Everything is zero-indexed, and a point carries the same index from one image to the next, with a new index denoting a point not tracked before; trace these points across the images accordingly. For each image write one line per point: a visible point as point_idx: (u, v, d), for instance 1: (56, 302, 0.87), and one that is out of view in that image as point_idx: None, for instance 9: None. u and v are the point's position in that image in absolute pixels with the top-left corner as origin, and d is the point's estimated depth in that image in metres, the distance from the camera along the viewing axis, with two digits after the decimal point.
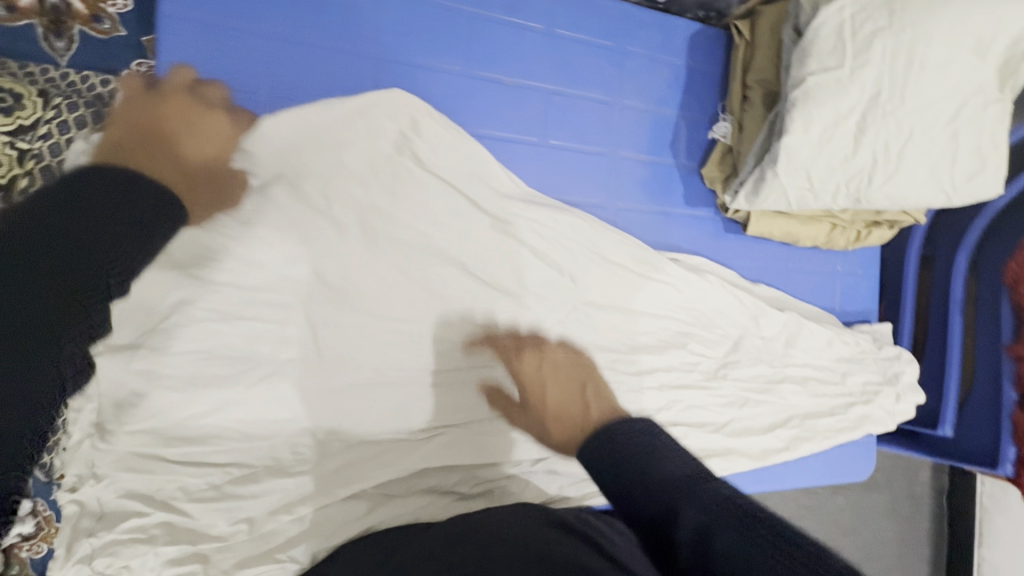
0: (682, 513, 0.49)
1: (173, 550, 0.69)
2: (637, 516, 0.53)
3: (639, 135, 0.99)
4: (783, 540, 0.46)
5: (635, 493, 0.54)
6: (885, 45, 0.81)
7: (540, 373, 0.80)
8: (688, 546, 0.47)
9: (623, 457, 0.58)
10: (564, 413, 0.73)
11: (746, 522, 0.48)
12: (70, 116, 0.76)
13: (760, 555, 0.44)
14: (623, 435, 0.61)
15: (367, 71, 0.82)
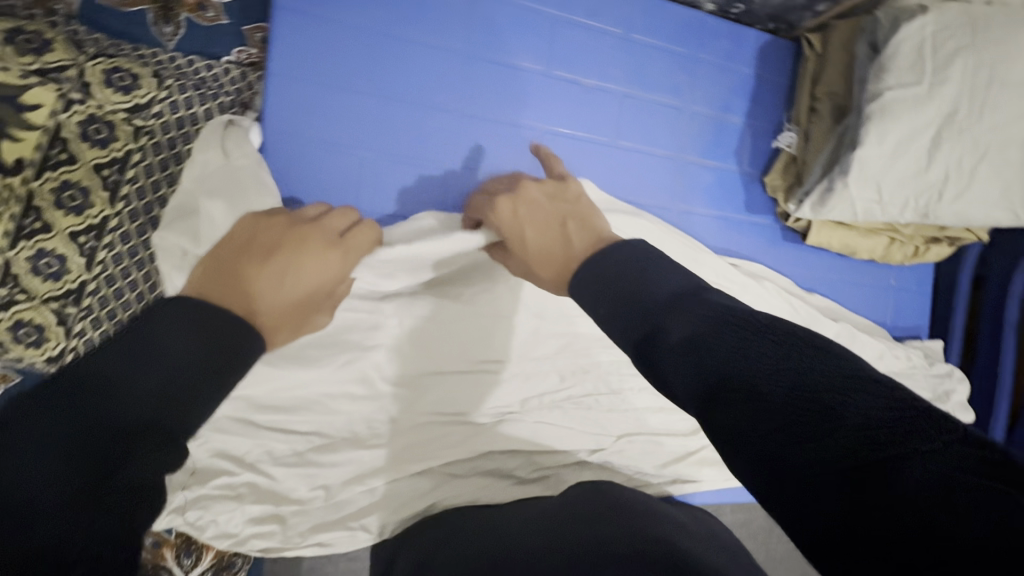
0: (679, 331, 0.46)
1: (258, 510, 0.74)
2: (629, 338, 0.50)
3: (705, 141, 1.01)
4: (800, 347, 0.42)
5: (635, 314, 0.50)
6: (966, 64, 0.82)
7: (515, 219, 0.70)
8: (685, 360, 0.44)
9: (608, 282, 0.54)
10: (551, 251, 0.66)
11: (756, 334, 0.43)
12: (180, 98, 0.83)
13: (772, 360, 0.41)
14: (613, 258, 0.56)
15: (455, 66, 0.86)
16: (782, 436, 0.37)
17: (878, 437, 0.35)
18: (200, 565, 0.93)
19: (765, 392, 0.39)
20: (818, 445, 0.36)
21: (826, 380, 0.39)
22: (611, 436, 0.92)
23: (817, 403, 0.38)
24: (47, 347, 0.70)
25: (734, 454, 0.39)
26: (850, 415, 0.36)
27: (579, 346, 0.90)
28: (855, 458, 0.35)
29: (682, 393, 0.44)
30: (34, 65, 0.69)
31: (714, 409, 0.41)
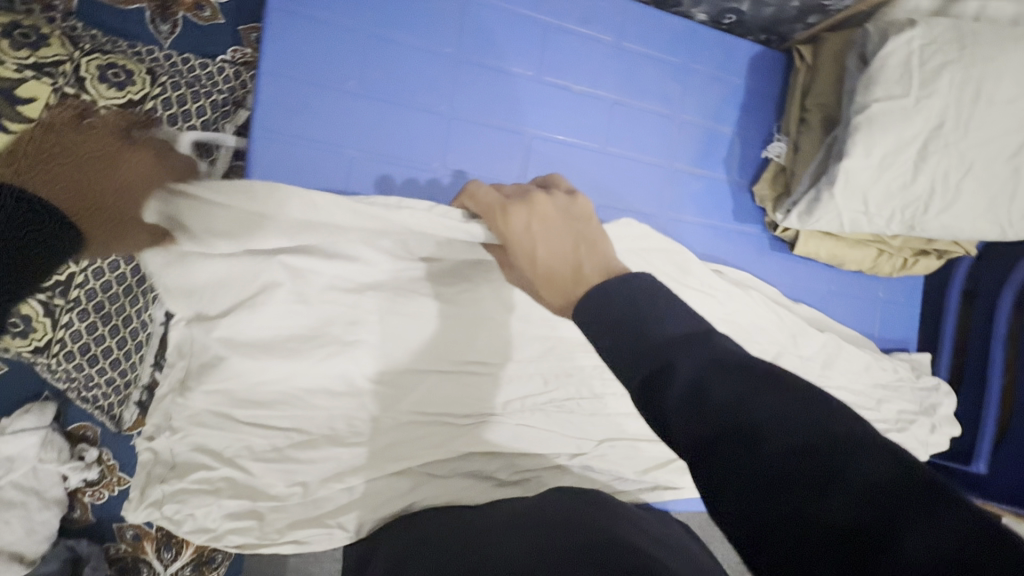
0: (685, 371, 0.41)
1: (234, 505, 0.73)
2: (629, 374, 0.44)
3: (695, 149, 1.02)
4: (804, 397, 0.39)
5: (633, 351, 0.44)
6: (953, 77, 0.82)
7: (528, 232, 0.64)
8: (688, 404, 0.40)
9: (606, 308, 0.47)
10: (555, 273, 0.59)
11: (761, 377, 0.40)
12: (173, 94, 0.84)
13: (778, 408, 0.38)
14: (620, 286, 0.48)
15: (446, 70, 0.87)
16: (775, 489, 0.35)
17: (882, 506, 0.33)
18: (179, 560, 0.94)
19: (766, 445, 0.37)
20: (809, 502, 0.34)
21: (827, 436, 0.36)
22: (593, 440, 0.92)
23: (817, 459, 0.35)
24: (34, 338, 0.79)
25: (722, 504, 0.37)
26: (850, 476, 0.34)
27: (562, 350, 0.90)
28: (850, 522, 0.33)
29: (679, 435, 0.40)
30: (29, 61, 0.73)
31: (708, 454, 0.38)
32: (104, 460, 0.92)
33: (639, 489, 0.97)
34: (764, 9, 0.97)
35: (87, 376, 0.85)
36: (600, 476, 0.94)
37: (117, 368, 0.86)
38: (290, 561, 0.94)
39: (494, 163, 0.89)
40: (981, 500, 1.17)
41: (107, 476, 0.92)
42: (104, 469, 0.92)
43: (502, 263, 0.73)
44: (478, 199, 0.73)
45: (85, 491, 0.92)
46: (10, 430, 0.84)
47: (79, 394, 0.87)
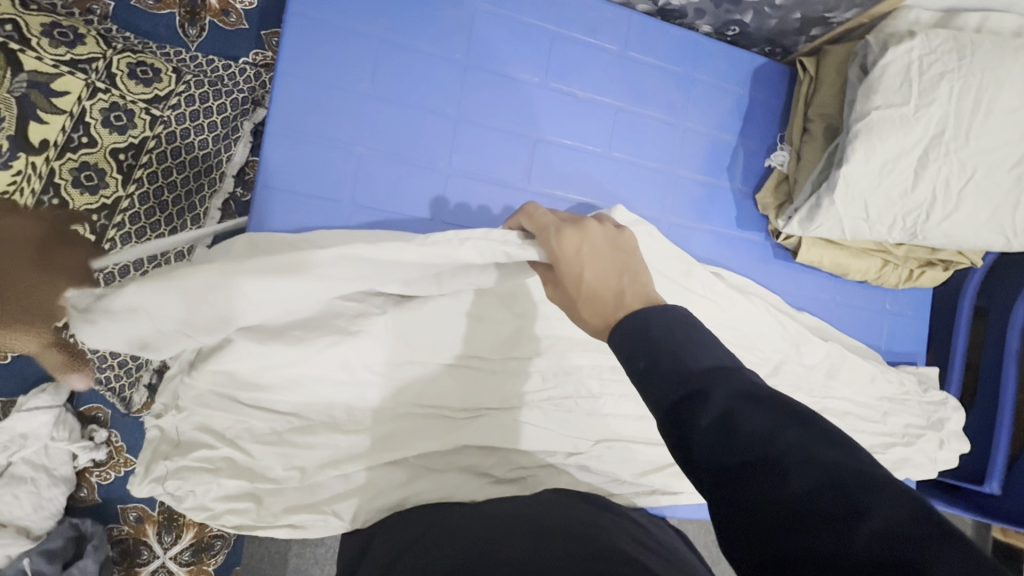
0: (719, 400, 0.41)
1: (234, 485, 0.75)
2: (658, 398, 0.44)
3: (698, 157, 1.03)
4: (829, 435, 0.39)
5: (667, 379, 0.44)
6: (953, 87, 0.84)
7: (579, 256, 0.62)
8: (716, 432, 0.40)
9: (639, 336, 0.48)
10: (599, 297, 0.58)
11: (790, 412, 0.40)
12: (196, 92, 0.88)
13: (807, 445, 0.38)
14: (663, 321, 0.48)
15: (454, 75, 0.90)
16: (796, 523, 0.35)
17: (904, 549, 0.32)
18: (180, 543, 0.96)
19: (793, 477, 0.37)
20: (832, 541, 0.34)
21: (853, 477, 0.36)
22: (590, 440, 0.92)
23: (840, 496, 0.35)
24: None
25: (744, 534, 0.37)
26: (873, 516, 0.34)
27: (561, 348, 0.91)
28: (872, 563, 0.32)
29: (702, 461, 0.40)
30: (66, 58, 0.81)
31: (731, 482, 0.38)
32: (112, 441, 0.94)
33: (636, 492, 0.95)
34: (768, 21, 0.99)
35: (99, 356, 0.89)
36: (597, 477, 0.93)
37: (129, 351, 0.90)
38: (292, 562, 0.95)
39: (499, 164, 0.92)
40: (993, 523, 1.14)
41: (114, 457, 0.94)
42: (112, 450, 0.94)
43: (547, 281, 0.68)
44: (532, 216, 0.71)
45: (92, 471, 0.94)
46: (25, 407, 0.88)
47: (92, 375, 0.91)
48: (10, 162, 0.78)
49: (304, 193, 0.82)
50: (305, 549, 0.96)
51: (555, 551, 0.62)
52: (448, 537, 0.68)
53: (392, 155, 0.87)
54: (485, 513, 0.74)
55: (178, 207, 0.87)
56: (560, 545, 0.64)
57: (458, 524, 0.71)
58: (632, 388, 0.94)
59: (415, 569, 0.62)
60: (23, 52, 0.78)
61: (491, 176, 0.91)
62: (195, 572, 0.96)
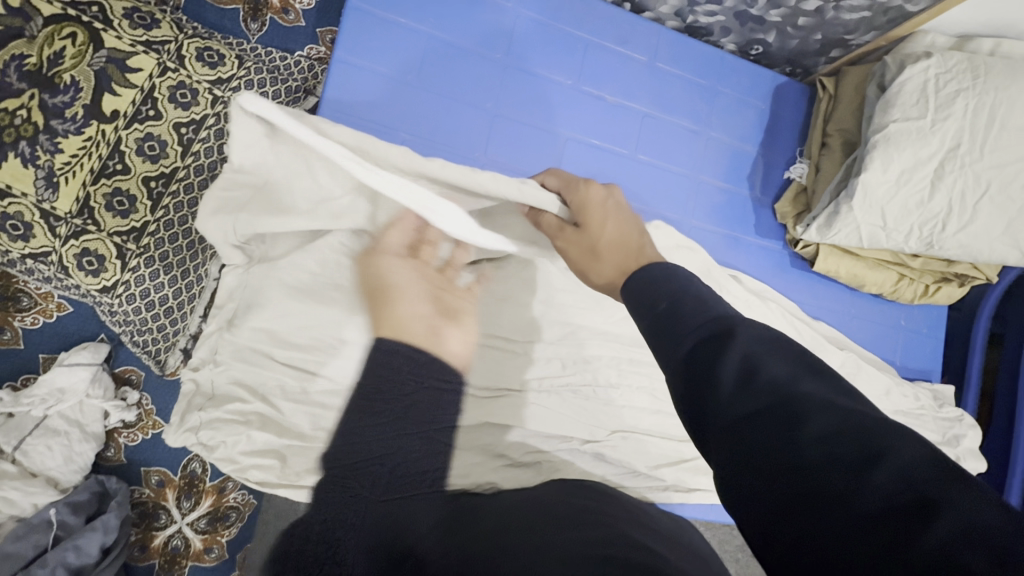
0: (737, 347, 0.43)
1: (262, 440, 0.79)
2: (674, 347, 0.45)
3: (721, 164, 1.08)
4: (839, 386, 0.41)
5: (684, 326, 0.46)
6: (968, 103, 0.88)
7: (604, 206, 0.69)
8: (737, 379, 0.41)
9: (660, 287, 0.51)
10: (623, 243, 0.64)
11: (807, 364, 0.42)
12: (255, 77, 0.95)
13: (823, 392, 0.40)
14: (685, 276, 0.51)
15: (494, 72, 0.96)
16: (810, 464, 0.37)
17: (915, 489, 0.34)
18: (197, 510, 1.00)
19: (810, 421, 0.38)
20: (848, 480, 0.35)
21: (871, 422, 0.38)
22: (605, 430, 0.93)
23: (858, 438, 0.37)
24: (104, 277, 0.89)
25: (755, 473, 0.38)
26: (890, 457, 0.36)
27: (582, 335, 0.94)
28: (882, 498, 0.34)
29: (718, 406, 0.41)
30: (142, 39, 0.88)
31: (747, 427, 0.39)
32: (141, 404, 1.00)
33: (648, 487, 0.96)
34: (789, 42, 1.05)
35: (141, 320, 0.92)
36: (612, 468, 0.93)
37: (168, 317, 0.92)
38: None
39: (529, 156, 0.97)
40: None
41: (142, 420, 0.99)
42: (141, 413, 1.00)
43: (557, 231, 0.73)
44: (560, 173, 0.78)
45: (121, 432, 0.99)
46: (66, 362, 0.93)
47: (130, 338, 0.94)
48: (81, 129, 0.86)
49: None
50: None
51: (570, 539, 0.57)
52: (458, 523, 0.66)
53: (430, 140, 0.92)
54: (496, 501, 0.72)
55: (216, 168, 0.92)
56: (577, 534, 0.59)
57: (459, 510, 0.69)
58: (649, 381, 0.96)
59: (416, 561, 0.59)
60: (106, 31, 0.87)
61: (521, 166, 0.97)
62: (208, 541, 1.00)
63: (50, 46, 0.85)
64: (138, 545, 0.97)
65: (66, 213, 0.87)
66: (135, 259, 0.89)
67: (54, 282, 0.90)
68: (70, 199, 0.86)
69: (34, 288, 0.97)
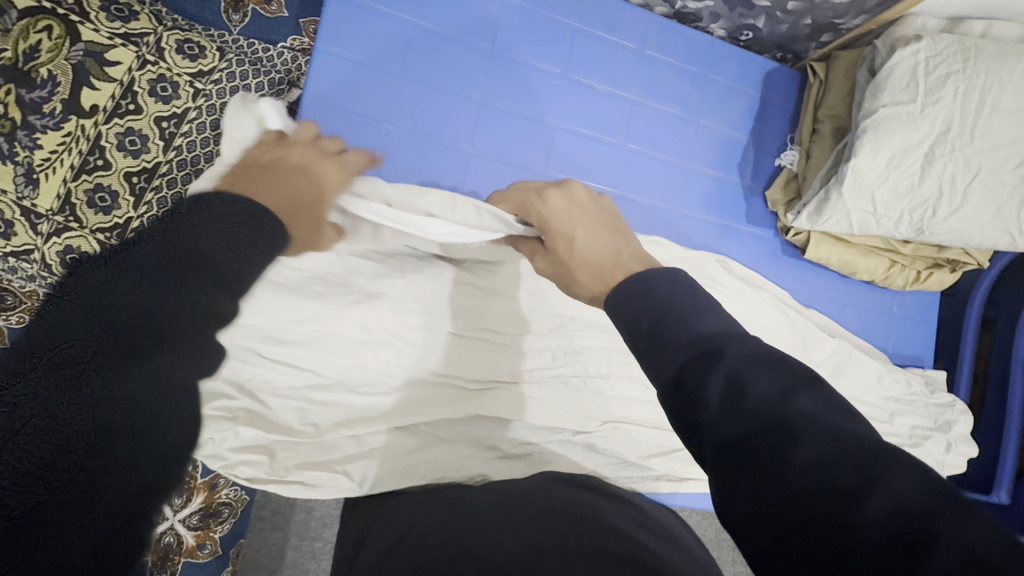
0: (726, 364, 0.38)
1: (249, 436, 0.79)
2: (660, 366, 0.42)
3: (711, 153, 1.07)
4: (836, 404, 0.37)
5: (667, 342, 0.42)
6: (958, 87, 0.87)
7: (567, 215, 0.66)
8: (725, 399, 0.37)
9: (642, 301, 0.45)
10: (593, 260, 0.61)
11: (799, 375, 0.38)
12: (236, 69, 0.95)
13: (819, 411, 0.36)
14: (671, 280, 0.46)
15: (479, 62, 0.95)
16: (800, 489, 0.33)
17: (913, 517, 0.30)
18: (189, 506, 1.02)
19: (801, 441, 0.34)
20: (840, 508, 0.32)
21: (867, 444, 0.34)
22: (596, 420, 0.93)
23: (851, 462, 0.33)
24: None
25: (747, 496, 0.35)
26: (886, 484, 0.32)
27: (572, 326, 0.94)
28: (879, 533, 0.30)
29: (706, 426, 0.37)
30: (120, 31, 0.88)
31: (736, 447, 0.36)
32: None
33: (641, 476, 0.96)
34: (779, 27, 1.04)
35: None
36: (603, 459, 0.94)
37: None
38: (290, 554, 1.06)
39: (517, 145, 0.96)
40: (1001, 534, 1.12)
41: None
42: None
43: (534, 251, 0.71)
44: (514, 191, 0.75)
45: None
46: None
47: None
48: (60, 124, 0.86)
49: None
50: (303, 544, 1.08)
51: (550, 531, 0.58)
52: (444, 516, 0.66)
53: (416, 129, 0.91)
54: (484, 492, 0.72)
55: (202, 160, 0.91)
56: (552, 526, 0.59)
57: (447, 506, 0.69)
58: (639, 371, 0.96)
59: (406, 558, 0.58)
60: (82, 24, 0.86)
61: (509, 156, 0.96)
62: (201, 536, 1.02)
63: (25, 40, 0.84)
64: None
65: (47, 210, 0.86)
66: None
67: (37, 281, 0.88)
68: (51, 197, 0.86)
69: None
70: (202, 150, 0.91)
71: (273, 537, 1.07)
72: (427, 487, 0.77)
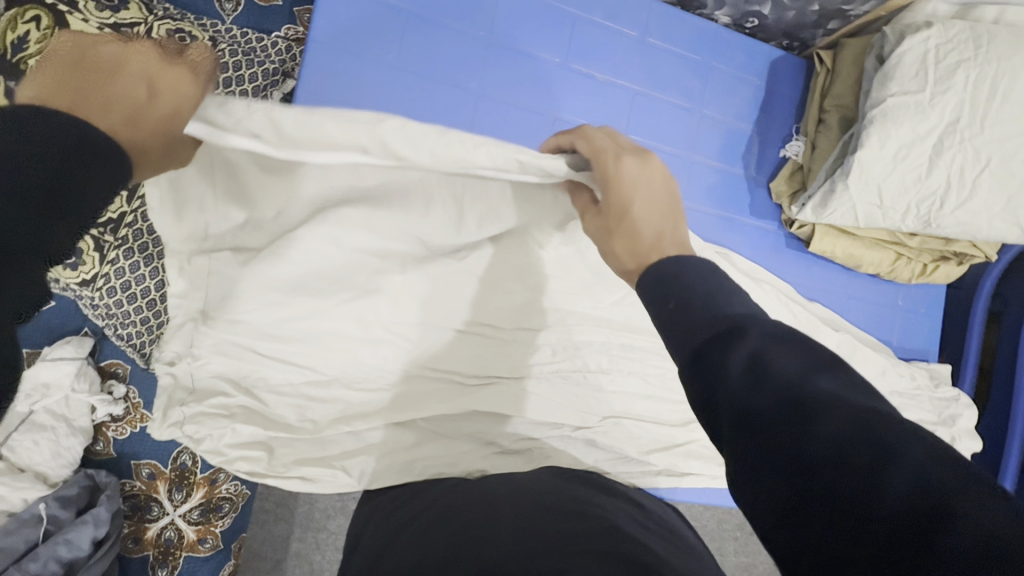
0: (749, 344, 0.39)
1: (247, 432, 0.79)
2: (684, 343, 0.43)
3: (715, 144, 1.05)
4: (856, 385, 0.37)
5: (692, 323, 0.43)
6: (969, 75, 0.85)
7: (635, 186, 0.59)
8: (746, 376, 0.38)
9: (672, 284, 0.46)
10: (639, 240, 0.57)
11: (820, 356, 0.38)
12: (229, 60, 0.95)
13: (840, 392, 0.36)
14: (701, 271, 0.46)
15: (478, 52, 0.93)
16: (815, 461, 0.34)
17: (926, 493, 0.31)
18: (189, 501, 1.03)
19: (818, 414, 0.35)
20: (854, 481, 0.32)
21: (887, 427, 0.34)
22: (597, 416, 0.92)
23: (868, 440, 0.33)
24: (84, 270, 0.91)
25: (762, 467, 0.35)
26: (901, 461, 0.32)
27: (574, 322, 0.92)
28: (890, 506, 0.32)
29: (725, 400, 0.38)
30: (110, 21, 0.90)
31: (753, 420, 0.36)
32: (129, 397, 1.00)
33: (641, 472, 0.95)
34: (785, 14, 1.02)
35: (124, 312, 0.93)
36: (603, 454, 0.93)
37: (150, 309, 0.92)
38: (293, 546, 1.05)
39: (516, 136, 0.94)
40: None
41: (130, 413, 1.01)
42: (128, 406, 1.00)
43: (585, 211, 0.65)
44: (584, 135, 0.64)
45: (109, 426, 1.00)
46: (50, 357, 0.94)
47: (114, 331, 0.95)
48: None
49: None
50: (307, 534, 1.06)
51: (547, 529, 0.57)
52: (443, 513, 0.66)
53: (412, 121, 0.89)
54: (484, 487, 0.72)
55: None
56: (549, 524, 0.58)
57: (445, 502, 0.69)
58: (640, 366, 0.95)
59: (402, 554, 0.58)
60: (71, 14, 0.89)
61: (508, 147, 0.94)
62: (203, 531, 1.02)
63: (13, 32, 0.87)
64: (132, 537, 1.00)
65: None
66: (112, 251, 0.91)
67: None
68: None
69: None
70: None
71: (277, 529, 1.05)
72: (427, 483, 0.77)
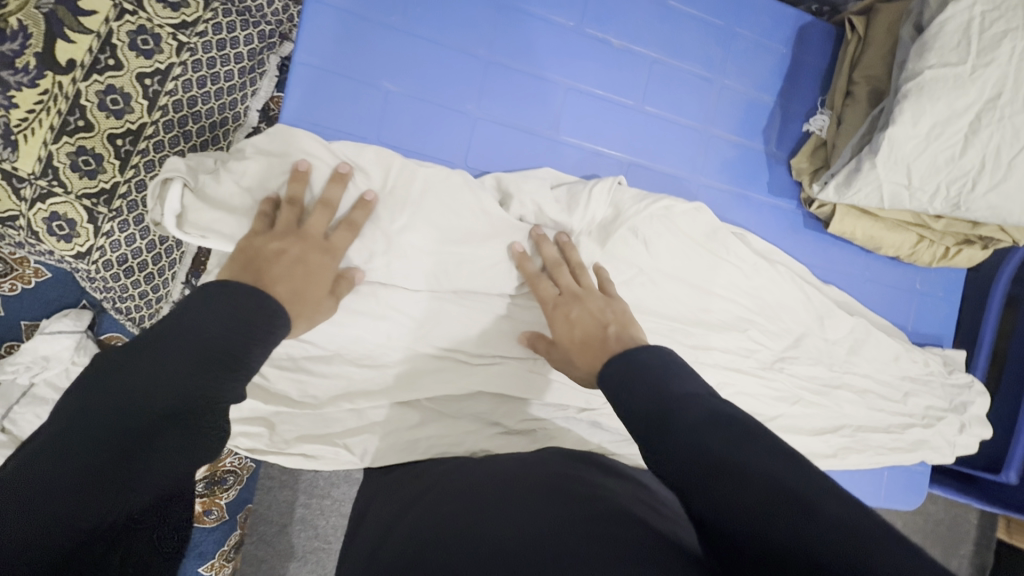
0: (677, 421, 0.50)
1: (248, 407, 0.78)
2: (634, 422, 0.53)
3: (733, 117, 1.00)
4: (775, 449, 0.46)
5: (641, 402, 0.54)
6: (1015, 47, 0.80)
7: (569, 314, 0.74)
8: (687, 451, 0.47)
9: (640, 372, 0.56)
10: (587, 340, 0.70)
11: (737, 429, 0.48)
12: (222, 20, 0.92)
13: (761, 460, 0.45)
14: (646, 353, 0.59)
15: (487, 11, 0.87)
16: (753, 528, 0.42)
17: (852, 537, 0.39)
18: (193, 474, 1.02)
19: (745, 478, 0.44)
20: (793, 536, 0.40)
21: (790, 471, 0.44)
22: (603, 398, 0.90)
23: (795, 500, 0.42)
24: (78, 243, 0.90)
25: (719, 535, 0.43)
26: (824, 513, 0.41)
27: None
28: (825, 550, 0.39)
29: (675, 477, 0.47)
30: None
31: (698, 490, 0.45)
32: None
33: None
34: None
35: (122, 287, 0.93)
36: (608, 436, 0.92)
37: (150, 283, 0.94)
38: (299, 511, 1.08)
39: (525, 105, 0.90)
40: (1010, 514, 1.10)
41: None
42: None
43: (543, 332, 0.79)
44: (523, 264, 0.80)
45: None
46: (48, 331, 0.97)
47: (112, 304, 0.96)
48: (36, 80, 0.86)
49: (329, 126, 0.82)
50: (312, 501, 1.09)
51: (556, 514, 0.55)
52: (447, 493, 0.64)
53: (415, 88, 0.85)
54: (489, 468, 0.71)
55: (222, 115, 0.94)
56: (553, 507, 0.57)
57: (447, 482, 0.68)
58: None
59: (407, 535, 0.58)
60: None
61: (516, 118, 0.89)
62: (207, 503, 1.03)
63: None
64: None
65: (29, 174, 0.87)
66: (108, 224, 0.90)
67: (27, 247, 0.92)
68: (31, 158, 0.87)
69: (10, 254, 1.00)
70: (204, 104, 0.93)
71: (282, 495, 1.09)
72: (435, 462, 0.76)
